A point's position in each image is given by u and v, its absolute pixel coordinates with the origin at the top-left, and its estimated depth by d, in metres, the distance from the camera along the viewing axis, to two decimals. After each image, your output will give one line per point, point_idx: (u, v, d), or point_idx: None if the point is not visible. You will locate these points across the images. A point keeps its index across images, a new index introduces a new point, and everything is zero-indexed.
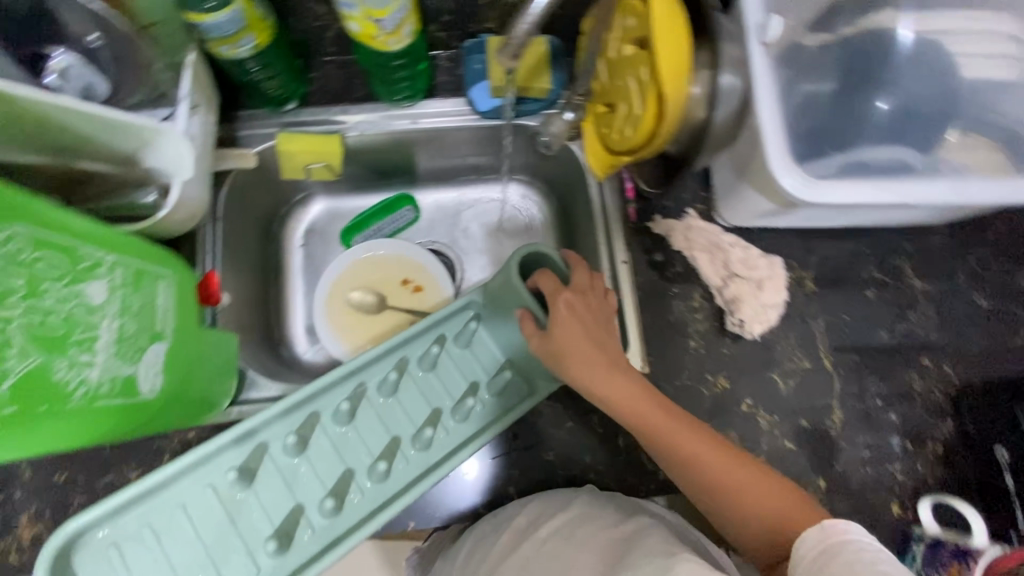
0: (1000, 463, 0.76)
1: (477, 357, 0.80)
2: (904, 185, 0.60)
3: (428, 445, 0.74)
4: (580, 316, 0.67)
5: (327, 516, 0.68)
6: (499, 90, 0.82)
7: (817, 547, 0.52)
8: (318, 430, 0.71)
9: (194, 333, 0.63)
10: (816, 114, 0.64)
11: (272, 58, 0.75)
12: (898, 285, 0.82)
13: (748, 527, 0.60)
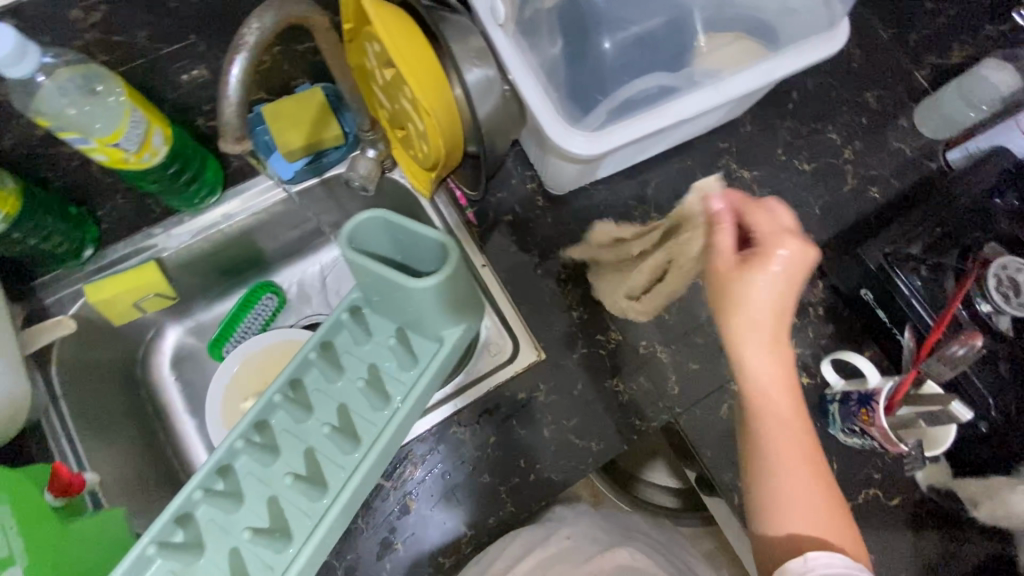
0: (874, 300, 0.77)
1: (378, 346, 0.74)
2: (669, 109, 0.64)
3: (357, 436, 0.69)
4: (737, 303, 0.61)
5: (280, 541, 0.65)
6: (291, 154, 0.80)
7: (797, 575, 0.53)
8: (245, 474, 0.68)
9: (52, 532, 0.59)
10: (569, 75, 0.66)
11: (39, 220, 0.71)
12: (730, 183, 0.88)
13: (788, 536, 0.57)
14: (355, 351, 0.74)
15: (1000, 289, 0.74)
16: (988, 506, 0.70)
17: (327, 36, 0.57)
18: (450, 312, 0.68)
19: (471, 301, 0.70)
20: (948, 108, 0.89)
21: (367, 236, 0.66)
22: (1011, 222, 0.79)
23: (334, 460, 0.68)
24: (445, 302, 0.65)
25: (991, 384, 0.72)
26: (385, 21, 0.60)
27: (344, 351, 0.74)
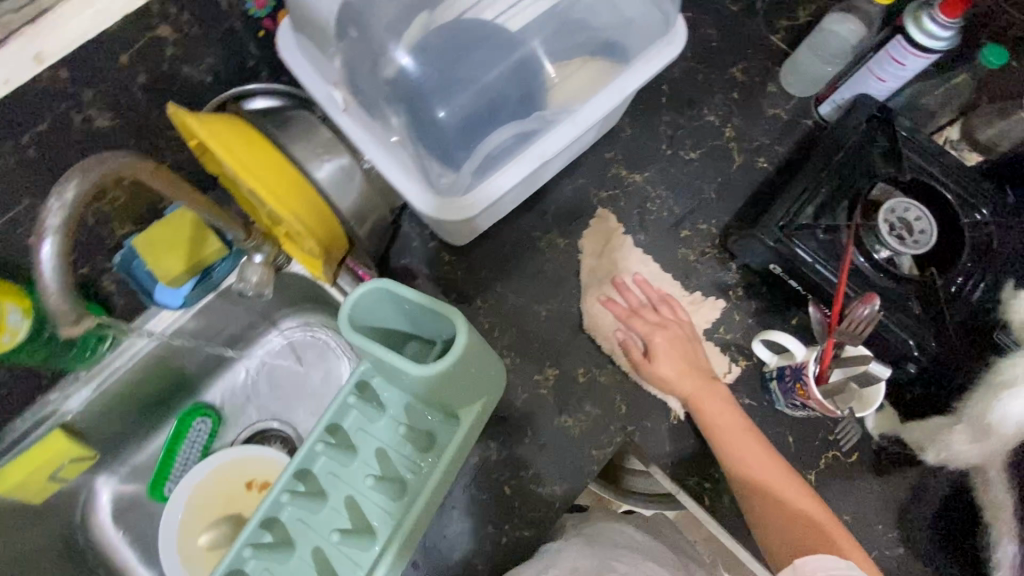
0: (783, 272, 0.79)
1: (390, 423, 0.74)
2: (533, 152, 0.63)
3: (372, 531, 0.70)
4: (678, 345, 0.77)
5: None
6: (175, 281, 0.76)
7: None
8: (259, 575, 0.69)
9: None
10: (425, 148, 0.63)
11: None
12: (625, 191, 0.89)
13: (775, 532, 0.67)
14: (368, 429, 0.74)
15: (893, 232, 0.77)
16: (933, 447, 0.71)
17: (158, 177, 0.54)
18: (463, 393, 0.65)
19: (484, 378, 0.66)
20: (807, 66, 0.92)
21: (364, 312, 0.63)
22: (890, 162, 0.81)
23: (351, 557, 0.70)
24: (454, 385, 0.62)
25: (910, 326, 0.73)
26: (226, 141, 0.56)
27: (359, 429, 0.74)
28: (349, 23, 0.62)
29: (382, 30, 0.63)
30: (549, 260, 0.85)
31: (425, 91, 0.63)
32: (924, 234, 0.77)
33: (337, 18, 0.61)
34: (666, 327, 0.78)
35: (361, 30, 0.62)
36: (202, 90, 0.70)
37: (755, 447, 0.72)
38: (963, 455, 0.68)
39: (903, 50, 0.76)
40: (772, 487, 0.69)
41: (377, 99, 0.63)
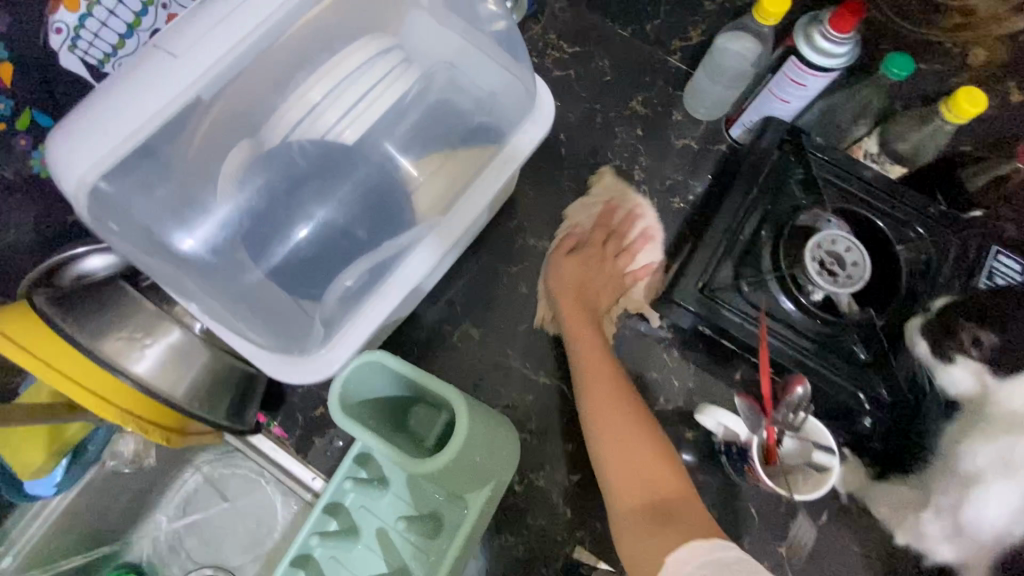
0: (714, 334, 0.71)
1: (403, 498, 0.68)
2: (400, 283, 0.56)
3: None
4: (585, 261, 0.81)
5: None
6: (40, 470, 0.66)
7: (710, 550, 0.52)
8: None
9: None
10: (268, 309, 0.54)
11: None
12: (536, 262, 0.81)
13: (619, 482, 0.63)
14: (371, 508, 0.70)
15: (825, 269, 0.70)
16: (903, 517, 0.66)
17: None
18: (473, 479, 0.61)
19: (494, 458, 0.63)
20: (708, 90, 0.84)
21: (359, 386, 0.56)
22: (809, 191, 0.73)
23: None
24: (462, 471, 0.58)
25: (856, 376, 0.66)
26: (24, 337, 0.49)
27: (360, 508, 0.70)
28: (113, 207, 0.46)
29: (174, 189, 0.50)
30: (463, 357, 0.77)
31: (250, 245, 0.54)
32: (857, 267, 0.70)
33: (86, 211, 0.44)
34: (596, 248, 0.82)
35: (138, 202, 0.48)
36: (16, 264, 0.61)
37: (620, 416, 0.66)
38: (935, 540, 0.64)
39: (799, 70, 0.69)
40: (629, 455, 0.64)
41: (187, 274, 0.50)
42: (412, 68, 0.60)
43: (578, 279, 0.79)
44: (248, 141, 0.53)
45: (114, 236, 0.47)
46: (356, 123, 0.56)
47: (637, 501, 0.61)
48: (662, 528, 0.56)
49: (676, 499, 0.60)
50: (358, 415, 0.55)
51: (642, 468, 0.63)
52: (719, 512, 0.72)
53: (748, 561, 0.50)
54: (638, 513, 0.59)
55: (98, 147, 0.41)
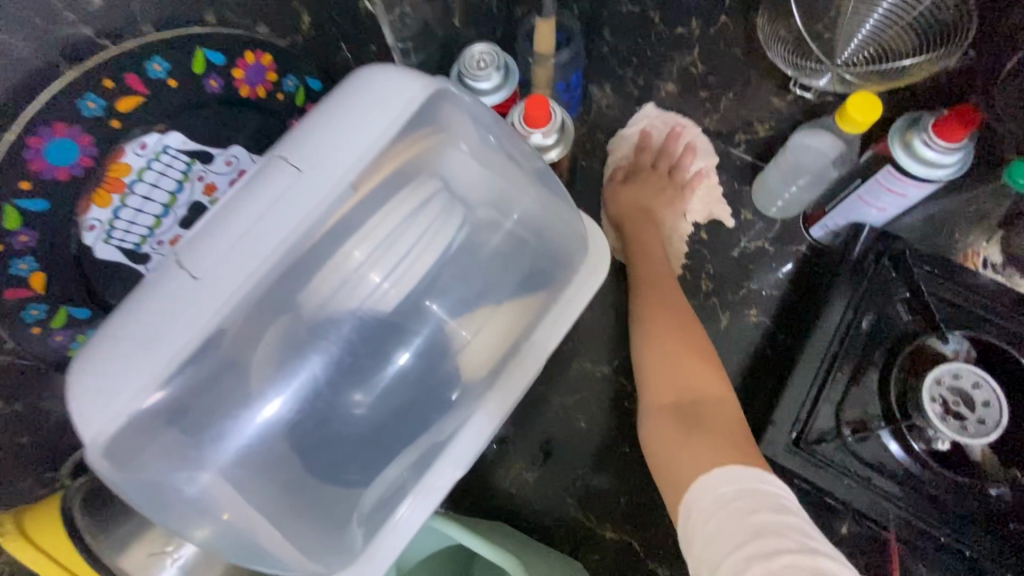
0: (812, 491, 0.60)
1: None
2: (449, 467, 0.51)
3: None
4: (640, 176, 0.77)
5: None
6: None
7: (710, 494, 0.44)
8: None
9: None
10: (308, 511, 0.48)
11: None
12: (593, 391, 0.73)
13: (658, 387, 0.57)
14: None
15: (949, 412, 0.58)
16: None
17: None
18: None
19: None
20: (778, 187, 0.75)
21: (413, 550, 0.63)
22: (919, 313, 0.62)
23: None
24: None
25: (999, 552, 0.54)
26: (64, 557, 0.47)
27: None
28: (138, 441, 0.42)
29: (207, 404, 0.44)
30: (517, 505, 0.70)
31: (290, 439, 0.49)
32: (990, 408, 0.58)
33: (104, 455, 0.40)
34: (649, 171, 0.78)
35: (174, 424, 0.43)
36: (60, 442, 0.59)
37: (679, 343, 0.60)
38: None
39: (898, 180, 0.59)
40: (672, 368, 0.58)
41: (225, 493, 0.45)
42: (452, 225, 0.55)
43: (636, 202, 0.76)
44: (282, 328, 0.48)
45: (148, 466, 0.43)
46: (401, 281, 0.53)
47: (671, 401, 0.55)
48: (692, 434, 0.50)
49: (729, 425, 0.52)
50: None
51: (685, 386, 0.56)
52: None
53: (751, 496, 0.42)
54: (672, 413, 0.54)
55: (123, 390, 0.39)
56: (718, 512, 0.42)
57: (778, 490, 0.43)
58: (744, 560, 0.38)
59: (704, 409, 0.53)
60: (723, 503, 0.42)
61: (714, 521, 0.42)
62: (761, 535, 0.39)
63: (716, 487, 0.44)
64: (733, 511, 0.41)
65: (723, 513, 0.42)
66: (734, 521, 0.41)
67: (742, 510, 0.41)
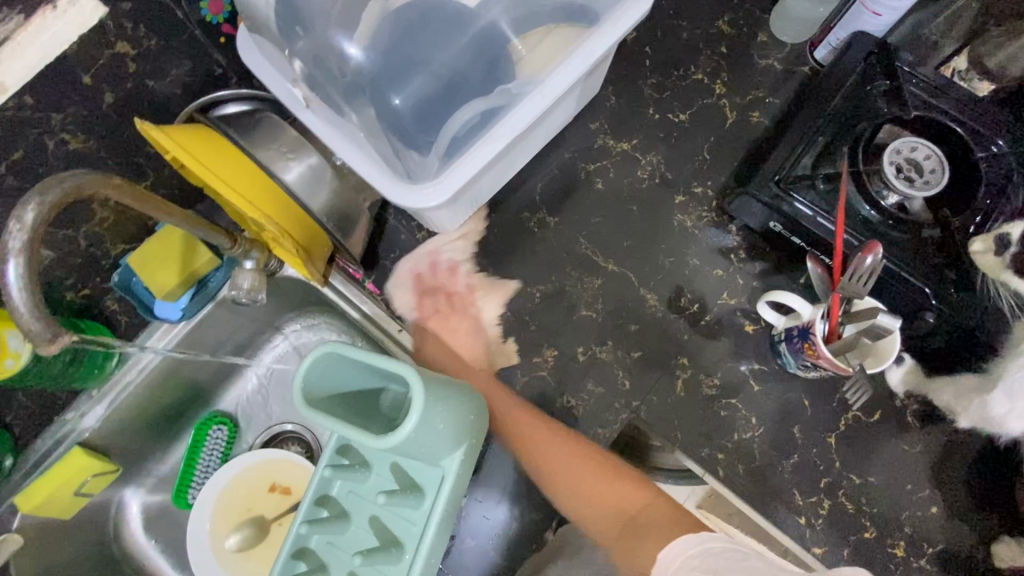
0: (783, 229, 0.74)
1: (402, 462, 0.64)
2: (505, 124, 0.61)
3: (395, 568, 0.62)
4: (443, 309, 0.81)
5: None
6: (170, 294, 0.77)
7: (691, 550, 0.53)
8: None
9: None
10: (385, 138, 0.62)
11: None
12: (612, 162, 0.86)
13: (592, 503, 0.66)
14: (361, 487, 0.66)
15: (901, 174, 0.72)
16: (964, 405, 0.67)
17: (99, 181, 0.49)
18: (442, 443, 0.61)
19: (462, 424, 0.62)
20: (797, 9, 0.86)
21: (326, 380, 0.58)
22: (893, 102, 0.74)
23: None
24: (424, 439, 0.58)
25: (927, 275, 0.68)
26: (197, 148, 0.56)
27: (348, 492, 0.66)
28: (294, 16, 0.60)
29: (328, 20, 0.60)
30: (538, 242, 0.83)
31: (378, 82, 0.61)
32: (934, 174, 0.72)
33: (274, 19, 0.60)
34: (438, 316, 0.81)
35: (313, 21, 0.60)
36: (174, 103, 0.71)
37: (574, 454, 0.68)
38: (1002, 421, 0.64)
39: None
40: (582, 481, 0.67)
41: (330, 95, 0.62)
42: None
43: (444, 348, 0.80)
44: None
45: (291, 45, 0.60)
46: None
47: (618, 523, 0.64)
48: (640, 541, 0.59)
49: (650, 506, 0.63)
50: (329, 405, 0.57)
51: (600, 492, 0.66)
52: (772, 401, 0.76)
53: (733, 548, 0.52)
54: (626, 529, 0.62)
55: None
56: (700, 565, 0.51)
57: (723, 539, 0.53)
58: None
59: (637, 512, 0.63)
60: (713, 556, 0.51)
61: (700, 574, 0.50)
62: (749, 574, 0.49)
63: (693, 544, 0.53)
64: (720, 561, 0.50)
65: (709, 565, 0.51)
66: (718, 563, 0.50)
67: (729, 558, 0.51)
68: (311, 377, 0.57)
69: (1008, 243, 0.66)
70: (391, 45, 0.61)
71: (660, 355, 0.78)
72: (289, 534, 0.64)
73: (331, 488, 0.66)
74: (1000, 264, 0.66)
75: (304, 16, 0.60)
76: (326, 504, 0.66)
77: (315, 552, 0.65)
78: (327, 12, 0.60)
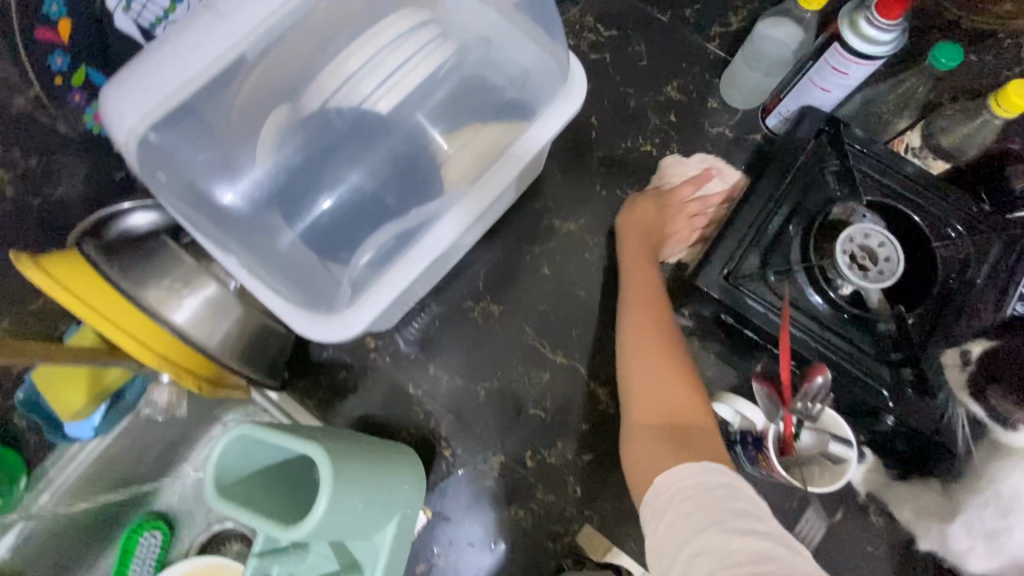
0: (735, 322, 0.70)
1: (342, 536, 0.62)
2: (426, 249, 0.57)
3: None
4: None
5: None
6: (79, 414, 0.71)
7: (684, 478, 0.50)
8: None
9: None
10: (292, 261, 0.55)
11: None
12: (558, 243, 0.81)
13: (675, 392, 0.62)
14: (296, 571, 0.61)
15: (855, 263, 0.68)
16: (924, 527, 0.67)
17: None
18: (368, 518, 0.59)
19: (385, 498, 0.61)
20: (747, 78, 0.82)
21: (241, 462, 0.54)
22: (845, 182, 0.71)
23: None
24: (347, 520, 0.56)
25: (884, 377, 0.65)
26: (76, 291, 0.51)
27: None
28: (161, 158, 0.50)
29: (213, 146, 0.52)
30: (483, 333, 0.78)
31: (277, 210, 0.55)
32: (889, 263, 0.68)
33: (137, 156, 0.49)
34: None
35: (181, 163, 0.51)
36: (72, 214, 0.65)
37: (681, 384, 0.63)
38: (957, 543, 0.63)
39: (842, 58, 0.67)
40: (660, 393, 0.62)
41: (223, 216, 0.52)
42: (449, 39, 0.59)
43: None
44: (288, 103, 0.54)
45: (175, 169, 0.50)
46: (393, 93, 0.56)
47: (655, 425, 0.60)
48: (676, 448, 0.55)
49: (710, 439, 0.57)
50: (246, 489, 0.53)
51: (664, 389, 0.62)
52: None
53: (733, 489, 0.48)
54: (657, 434, 0.58)
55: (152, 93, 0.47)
56: (694, 495, 0.48)
57: (731, 479, 0.49)
58: (703, 532, 0.44)
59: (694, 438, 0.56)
60: (707, 491, 0.48)
61: (691, 503, 0.48)
62: (749, 533, 0.43)
63: (694, 474, 0.50)
64: (712, 498, 0.47)
65: (700, 497, 0.48)
66: (713, 506, 0.46)
67: (724, 496, 0.47)
68: (221, 461, 0.53)
69: (970, 360, 0.67)
70: (300, 166, 0.56)
71: (613, 455, 0.74)
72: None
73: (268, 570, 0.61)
74: (964, 381, 0.67)
75: (183, 149, 0.51)
76: None
77: None
78: (218, 140, 0.52)
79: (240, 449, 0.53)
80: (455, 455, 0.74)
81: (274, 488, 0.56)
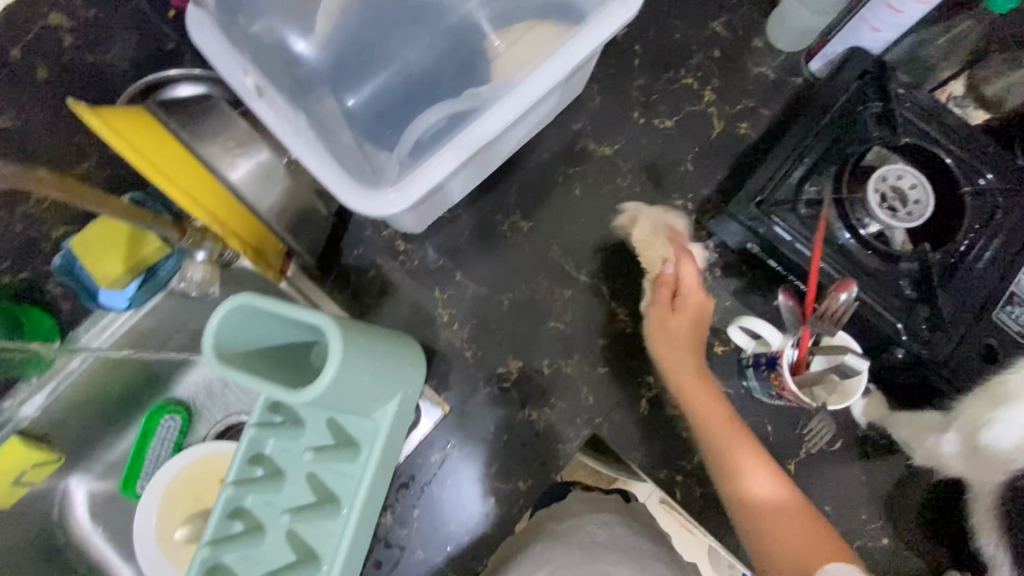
0: (761, 251, 0.72)
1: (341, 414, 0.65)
2: (472, 133, 0.56)
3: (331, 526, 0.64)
4: None
5: None
6: (117, 282, 0.72)
7: None
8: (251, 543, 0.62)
9: None
10: (342, 135, 0.59)
11: None
12: (591, 166, 0.82)
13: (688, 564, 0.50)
14: (293, 447, 0.64)
15: (885, 203, 0.70)
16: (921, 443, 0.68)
17: None
18: (370, 395, 0.61)
19: (388, 378, 0.63)
20: (794, 20, 0.81)
21: (242, 334, 0.53)
22: (883, 125, 0.71)
23: (325, 530, 0.64)
24: (350, 393, 0.57)
25: (903, 309, 0.67)
26: (133, 139, 0.50)
27: (281, 451, 0.64)
28: (238, 10, 0.56)
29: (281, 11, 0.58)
30: (511, 247, 0.80)
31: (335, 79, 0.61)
32: (918, 206, 0.69)
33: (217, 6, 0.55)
34: None
35: (257, 18, 0.57)
36: (120, 80, 0.66)
37: (708, 396, 0.65)
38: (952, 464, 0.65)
39: None
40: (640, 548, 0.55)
41: (286, 77, 0.58)
42: None
43: None
44: None
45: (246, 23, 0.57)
46: None
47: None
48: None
49: None
50: (247, 361, 0.53)
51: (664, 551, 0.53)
52: (737, 424, 0.75)
53: None
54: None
55: None
56: None
57: None
58: None
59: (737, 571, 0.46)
60: None
61: None
62: None
63: None
64: None
65: None
66: None
67: None
68: (223, 332, 0.51)
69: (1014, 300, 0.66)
70: (356, 43, 0.61)
71: (626, 373, 0.76)
72: (219, 498, 0.61)
73: (263, 446, 0.64)
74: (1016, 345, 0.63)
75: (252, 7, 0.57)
76: (260, 463, 0.64)
77: (248, 513, 0.63)
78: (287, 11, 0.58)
79: (246, 320, 0.52)
80: (477, 358, 0.77)
81: (273, 363, 0.56)
